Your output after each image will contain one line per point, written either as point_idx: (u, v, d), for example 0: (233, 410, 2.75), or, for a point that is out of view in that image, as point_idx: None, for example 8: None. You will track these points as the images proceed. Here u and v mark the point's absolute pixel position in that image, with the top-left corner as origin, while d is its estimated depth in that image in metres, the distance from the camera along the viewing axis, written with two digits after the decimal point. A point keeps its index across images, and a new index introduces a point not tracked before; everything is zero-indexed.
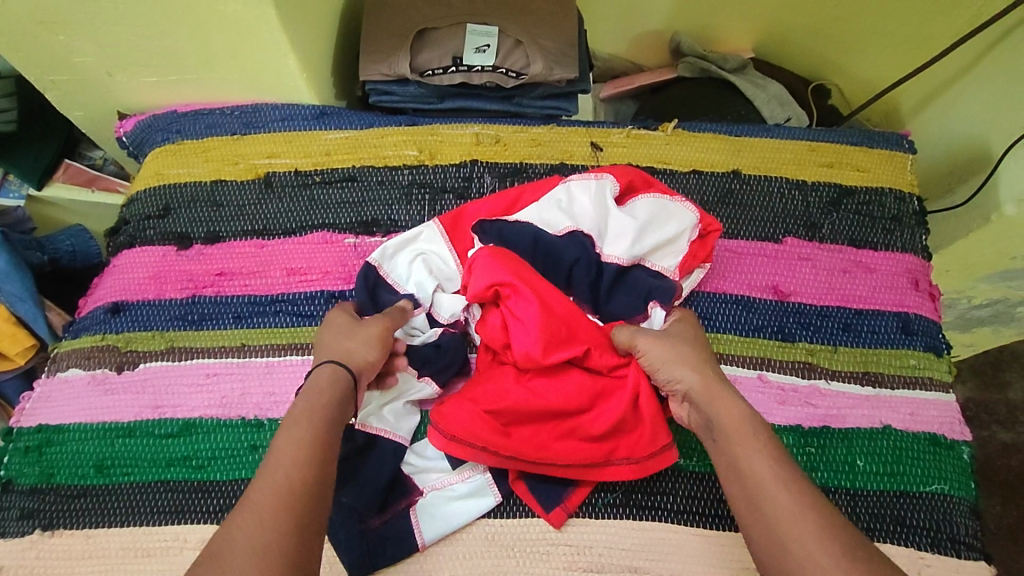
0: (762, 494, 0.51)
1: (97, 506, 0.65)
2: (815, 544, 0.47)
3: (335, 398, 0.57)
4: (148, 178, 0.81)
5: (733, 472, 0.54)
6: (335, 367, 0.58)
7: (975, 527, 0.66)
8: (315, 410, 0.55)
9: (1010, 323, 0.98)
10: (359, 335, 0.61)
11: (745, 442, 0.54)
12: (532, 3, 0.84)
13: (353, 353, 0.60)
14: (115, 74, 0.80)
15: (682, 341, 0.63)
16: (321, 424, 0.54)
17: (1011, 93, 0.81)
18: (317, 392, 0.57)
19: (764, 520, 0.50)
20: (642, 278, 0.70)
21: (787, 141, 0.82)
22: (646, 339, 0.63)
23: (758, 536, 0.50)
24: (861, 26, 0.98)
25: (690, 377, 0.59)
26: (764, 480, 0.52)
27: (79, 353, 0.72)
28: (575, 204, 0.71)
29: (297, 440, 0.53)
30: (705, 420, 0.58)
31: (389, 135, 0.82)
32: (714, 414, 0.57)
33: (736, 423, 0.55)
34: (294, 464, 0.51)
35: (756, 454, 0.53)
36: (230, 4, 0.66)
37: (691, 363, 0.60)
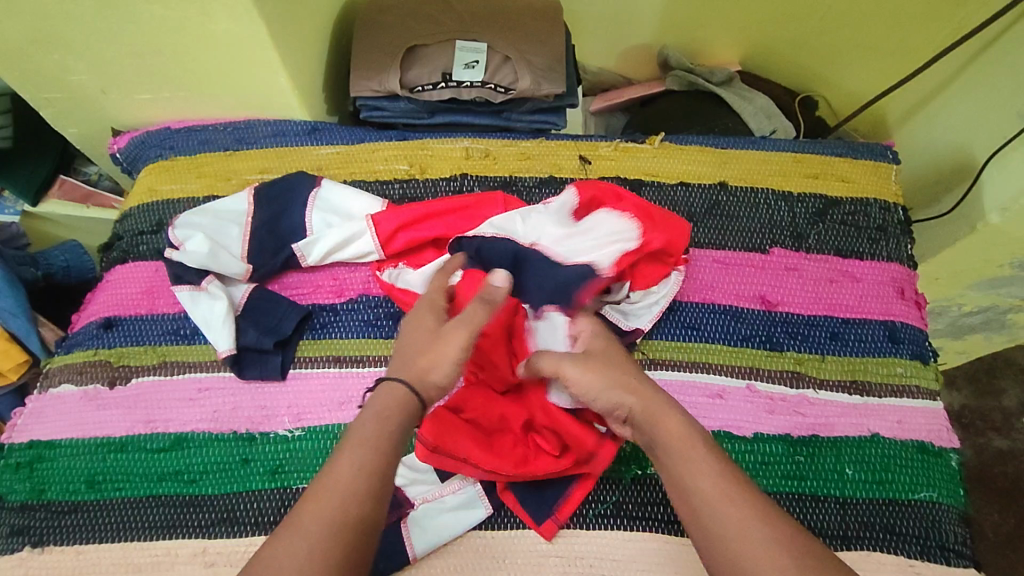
0: (710, 510, 0.50)
1: (87, 521, 0.65)
2: (766, 558, 0.47)
3: (399, 424, 0.54)
4: (141, 194, 0.82)
5: (678, 491, 0.53)
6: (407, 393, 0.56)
7: (964, 534, 0.66)
8: (380, 433, 0.53)
9: (1000, 330, 0.99)
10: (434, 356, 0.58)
11: (686, 458, 0.53)
12: (520, 18, 0.86)
13: (425, 376, 0.57)
14: (108, 92, 0.81)
15: (613, 365, 0.61)
16: (384, 453, 0.51)
17: (990, 103, 0.83)
18: (385, 414, 0.54)
19: (716, 535, 0.50)
20: (552, 275, 0.69)
21: (773, 153, 0.83)
22: (572, 368, 0.61)
23: (710, 551, 0.50)
24: (845, 40, 1.00)
25: (626, 400, 0.58)
26: (709, 493, 0.51)
27: (71, 369, 0.72)
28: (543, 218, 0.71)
29: (358, 464, 0.50)
30: (648, 439, 0.57)
31: (379, 150, 0.83)
32: (655, 433, 0.56)
33: (677, 439, 0.55)
34: (352, 492, 0.49)
35: (700, 471, 0.52)
36: (222, 23, 0.68)
37: (625, 386, 0.59)
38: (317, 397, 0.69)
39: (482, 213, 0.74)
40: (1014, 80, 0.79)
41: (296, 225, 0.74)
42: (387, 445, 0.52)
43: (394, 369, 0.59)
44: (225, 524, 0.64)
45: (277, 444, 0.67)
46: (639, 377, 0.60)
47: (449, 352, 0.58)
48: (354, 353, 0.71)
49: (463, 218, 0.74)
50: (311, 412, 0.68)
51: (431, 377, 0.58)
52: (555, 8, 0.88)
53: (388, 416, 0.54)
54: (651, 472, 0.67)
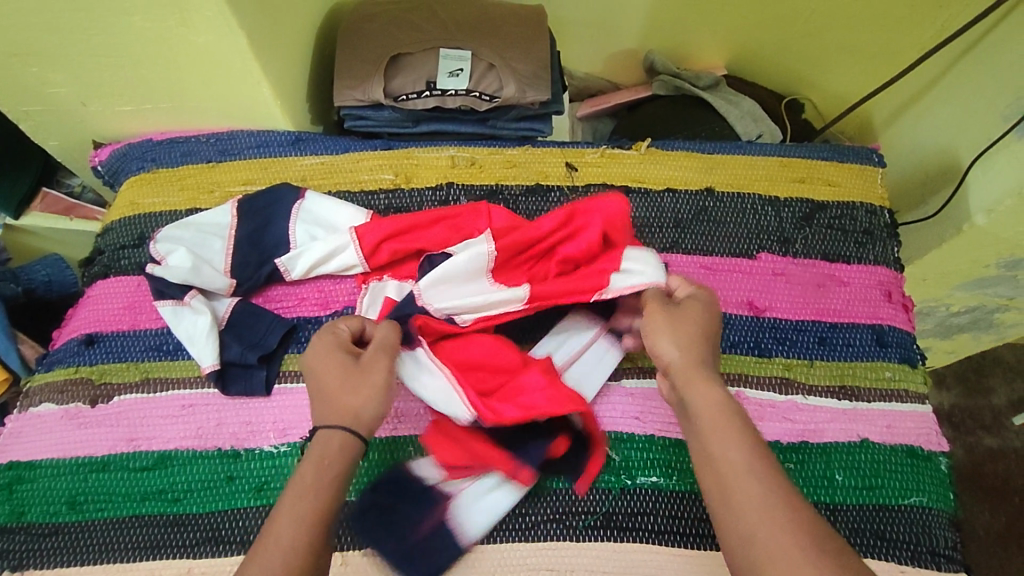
0: (736, 485, 0.50)
1: (69, 544, 0.64)
2: (784, 542, 0.47)
3: (338, 470, 0.53)
4: (123, 208, 0.81)
5: (707, 458, 0.53)
6: (347, 434, 0.55)
7: (954, 539, 0.66)
8: (321, 482, 0.52)
9: (989, 329, 0.99)
10: (365, 393, 0.56)
11: (719, 429, 0.54)
12: (504, 25, 0.85)
13: (358, 416, 0.56)
14: (88, 104, 0.80)
15: (693, 326, 0.60)
16: (324, 502, 0.51)
17: (974, 105, 0.83)
18: (326, 463, 0.53)
19: (738, 512, 0.49)
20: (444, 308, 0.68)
21: (759, 158, 0.83)
22: (654, 306, 0.62)
23: (727, 526, 0.50)
24: (830, 42, 1.00)
25: (675, 352, 0.58)
26: (739, 468, 0.51)
27: (52, 388, 0.71)
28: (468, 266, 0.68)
29: (296, 516, 0.50)
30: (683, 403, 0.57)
31: (364, 159, 0.82)
32: (694, 396, 0.56)
33: (715, 407, 0.55)
34: (294, 545, 0.49)
35: (734, 444, 0.52)
36: (202, 34, 0.67)
37: (680, 341, 0.59)
38: (303, 413, 0.68)
39: (467, 224, 0.72)
40: (997, 81, 0.80)
41: (281, 236, 0.73)
42: (327, 493, 0.52)
43: (316, 414, 0.56)
44: (210, 543, 0.63)
45: (262, 461, 0.66)
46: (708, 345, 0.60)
47: (377, 384, 0.57)
48: None
49: (448, 228, 0.72)
50: (296, 427, 0.68)
51: (365, 412, 0.56)
52: (539, 15, 0.87)
53: (327, 464, 0.53)
54: (639, 482, 0.66)
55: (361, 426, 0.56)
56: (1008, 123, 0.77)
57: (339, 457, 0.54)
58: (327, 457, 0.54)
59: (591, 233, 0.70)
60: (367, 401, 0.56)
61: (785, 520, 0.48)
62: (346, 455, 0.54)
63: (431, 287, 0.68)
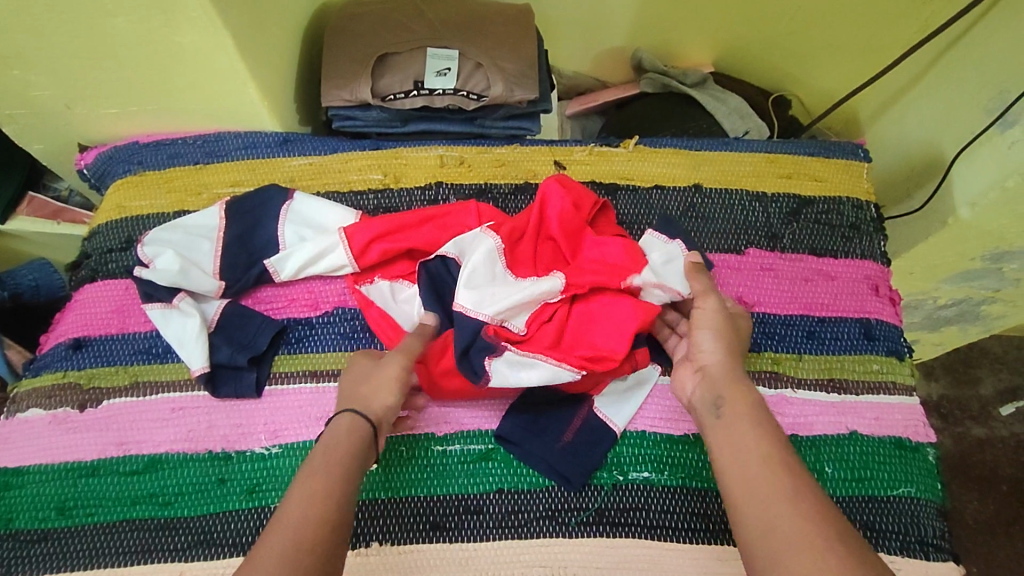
0: (763, 475, 0.53)
1: (58, 550, 0.63)
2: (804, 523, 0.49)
3: (345, 449, 0.57)
4: (109, 211, 0.81)
5: (737, 447, 0.57)
6: (354, 416, 0.59)
7: (942, 528, 0.67)
8: (331, 459, 0.56)
9: (975, 321, 1.00)
10: (375, 382, 0.62)
11: (745, 430, 0.58)
12: (491, 24, 0.85)
13: (365, 403, 0.61)
14: (73, 107, 0.79)
15: (734, 332, 0.66)
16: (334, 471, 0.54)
17: (958, 100, 0.84)
18: (335, 443, 0.57)
19: (760, 504, 0.52)
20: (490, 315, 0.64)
21: (746, 154, 0.84)
22: (711, 301, 0.66)
23: (752, 507, 0.52)
24: (815, 38, 1.00)
25: (715, 351, 0.64)
26: (768, 460, 0.54)
27: (39, 393, 0.70)
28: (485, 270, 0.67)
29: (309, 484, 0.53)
30: (714, 398, 0.62)
31: (353, 160, 0.82)
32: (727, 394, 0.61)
33: (745, 412, 0.59)
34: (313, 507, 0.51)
35: (765, 440, 0.56)
36: (187, 35, 0.67)
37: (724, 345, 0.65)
38: (294, 414, 0.68)
39: (456, 222, 0.73)
40: (979, 76, 0.80)
41: (270, 237, 0.73)
42: (336, 465, 0.55)
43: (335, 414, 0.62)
44: (201, 546, 0.63)
45: (253, 462, 0.66)
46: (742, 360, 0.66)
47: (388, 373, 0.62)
48: (331, 368, 0.70)
49: (437, 227, 0.72)
50: (287, 428, 0.67)
51: (373, 399, 0.61)
52: (526, 13, 0.87)
53: (335, 444, 0.57)
54: (632, 478, 0.67)
55: (371, 412, 0.60)
56: (990, 116, 0.77)
57: (347, 436, 0.58)
58: (338, 438, 0.58)
59: (552, 211, 0.71)
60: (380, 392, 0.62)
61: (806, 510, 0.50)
62: (353, 436, 0.58)
63: (476, 304, 0.64)
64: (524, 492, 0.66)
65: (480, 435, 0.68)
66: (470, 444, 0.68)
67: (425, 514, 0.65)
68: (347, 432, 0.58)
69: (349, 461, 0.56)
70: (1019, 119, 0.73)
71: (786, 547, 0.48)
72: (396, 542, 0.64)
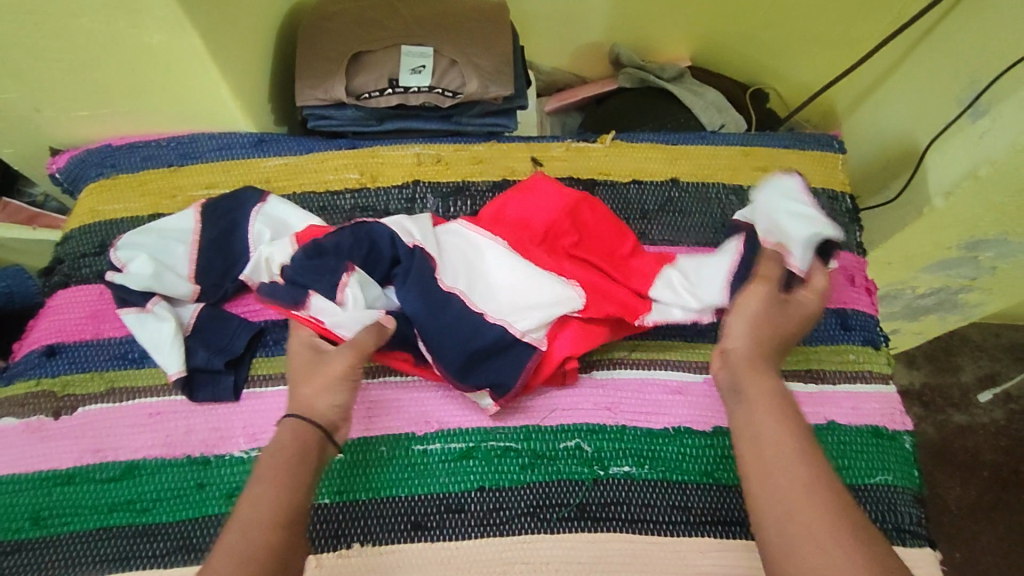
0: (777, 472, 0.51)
1: (34, 559, 0.62)
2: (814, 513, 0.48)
3: (292, 453, 0.56)
4: (83, 215, 0.80)
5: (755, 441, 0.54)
6: (301, 422, 0.58)
7: (919, 514, 0.68)
8: (275, 466, 0.54)
9: (953, 309, 1.02)
10: (321, 381, 0.61)
11: (769, 421, 0.55)
12: (466, 20, 0.85)
13: (312, 408, 0.59)
14: (42, 110, 0.78)
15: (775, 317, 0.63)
16: (281, 480, 0.53)
17: (930, 90, 0.85)
18: (280, 449, 0.56)
19: (775, 490, 0.50)
20: (441, 305, 0.65)
21: (722, 147, 0.84)
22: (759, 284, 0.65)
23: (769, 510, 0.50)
24: (790, 32, 1.01)
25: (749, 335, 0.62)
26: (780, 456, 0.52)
27: (14, 401, 0.69)
28: (496, 259, 0.69)
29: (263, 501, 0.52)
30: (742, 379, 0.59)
31: (329, 160, 0.82)
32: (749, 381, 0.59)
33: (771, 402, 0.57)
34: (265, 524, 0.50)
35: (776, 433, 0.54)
36: (155, 35, 0.66)
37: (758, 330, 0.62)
38: (271, 417, 0.68)
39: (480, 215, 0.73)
40: (950, 66, 0.81)
41: (243, 240, 0.73)
42: (282, 472, 0.54)
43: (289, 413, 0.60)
44: (180, 551, 0.63)
45: (231, 467, 0.66)
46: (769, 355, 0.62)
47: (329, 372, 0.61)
48: None
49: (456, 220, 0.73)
50: (266, 431, 0.67)
51: (319, 405, 0.60)
52: (501, 9, 0.87)
53: (278, 450, 0.56)
54: (612, 472, 0.67)
55: (318, 417, 0.59)
56: (961, 106, 0.79)
57: (293, 441, 0.57)
58: (281, 445, 0.57)
59: (557, 207, 0.72)
60: (324, 392, 0.60)
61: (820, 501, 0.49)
62: (300, 440, 0.57)
63: (457, 271, 0.67)
64: (505, 489, 0.66)
65: (460, 434, 0.68)
66: (450, 442, 0.68)
67: (406, 513, 0.65)
68: (294, 437, 0.57)
69: (303, 465, 0.55)
70: (990, 108, 0.74)
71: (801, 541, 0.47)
72: (377, 543, 0.64)
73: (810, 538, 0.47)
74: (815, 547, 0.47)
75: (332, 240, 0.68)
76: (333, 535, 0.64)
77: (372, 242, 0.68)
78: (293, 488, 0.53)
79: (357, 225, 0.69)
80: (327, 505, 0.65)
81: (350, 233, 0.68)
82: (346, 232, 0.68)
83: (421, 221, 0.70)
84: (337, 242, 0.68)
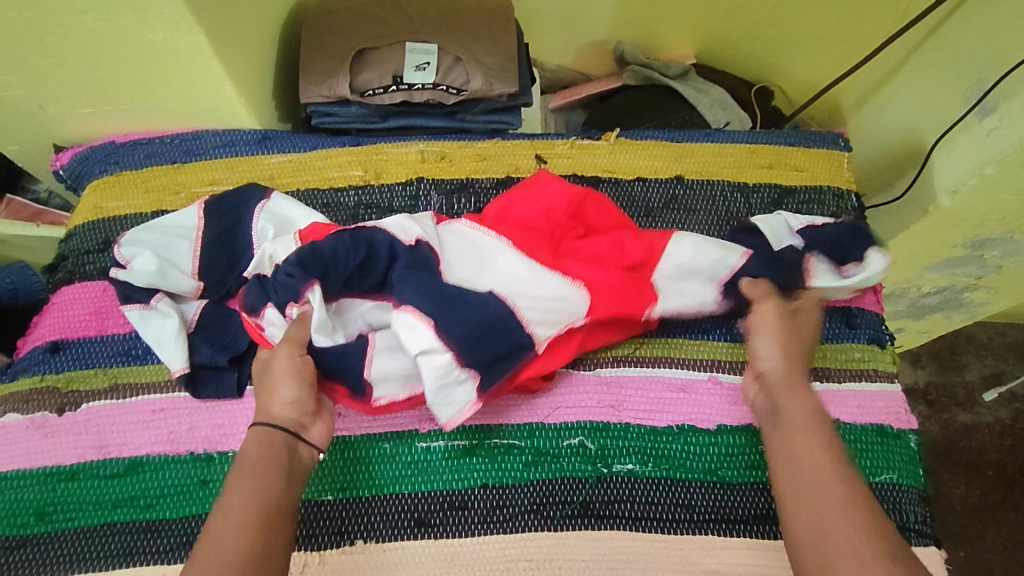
0: (816, 486, 0.54)
1: (38, 555, 0.63)
2: (848, 527, 0.51)
3: (255, 456, 0.56)
4: (86, 212, 0.80)
5: (789, 455, 0.57)
6: (258, 429, 0.59)
7: (925, 513, 0.68)
8: (242, 473, 0.55)
9: (959, 308, 1.01)
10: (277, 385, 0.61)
11: (805, 435, 0.58)
12: (470, 17, 0.85)
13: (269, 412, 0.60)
14: (46, 107, 0.78)
15: (795, 335, 0.67)
16: (251, 484, 0.54)
17: (937, 88, 0.84)
18: (244, 456, 0.57)
19: (811, 503, 0.53)
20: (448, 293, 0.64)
21: (727, 145, 0.84)
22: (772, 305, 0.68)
23: (800, 521, 0.53)
24: (794, 30, 1.01)
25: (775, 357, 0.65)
26: (819, 469, 0.55)
27: (18, 397, 0.69)
28: (501, 252, 0.68)
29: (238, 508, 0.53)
30: (773, 406, 0.62)
31: (333, 157, 0.81)
32: (784, 404, 0.62)
33: (807, 419, 0.59)
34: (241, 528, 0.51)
35: (815, 447, 0.57)
36: (159, 32, 0.66)
37: (784, 353, 0.65)
38: None
39: (487, 214, 0.72)
40: (957, 64, 0.81)
41: (246, 237, 0.73)
42: (252, 476, 0.55)
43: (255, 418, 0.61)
44: (184, 548, 0.63)
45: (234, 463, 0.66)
46: (795, 365, 0.65)
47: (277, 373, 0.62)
48: None
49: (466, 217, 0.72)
50: None
51: (276, 405, 0.60)
52: (504, 5, 0.87)
53: (243, 457, 0.57)
54: (616, 470, 0.67)
55: (275, 419, 0.60)
56: (967, 104, 0.78)
57: (256, 444, 0.58)
58: (247, 455, 0.57)
59: (562, 207, 0.72)
60: (278, 393, 0.61)
61: (850, 517, 0.51)
62: (263, 443, 0.58)
63: (462, 266, 0.67)
64: (508, 487, 0.66)
65: (463, 432, 0.68)
66: (453, 440, 0.67)
67: (409, 510, 0.65)
68: (256, 443, 0.58)
69: (268, 466, 0.56)
70: (996, 107, 0.73)
71: (841, 556, 0.50)
72: (381, 540, 0.64)
73: (844, 549, 0.50)
74: (853, 560, 0.49)
75: (329, 242, 0.65)
76: (337, 532, 0.64)
77: (370, 248, 0.66)
78: (269, 488, 0.54)
79: (357, 230, 0.67)
80: (330, 502, 0.65)
81: (349, 236, 0.66)
82: (345, 236, 0.66)
83: (423, 220, 0.70)
84: (334, 244, 0.65)
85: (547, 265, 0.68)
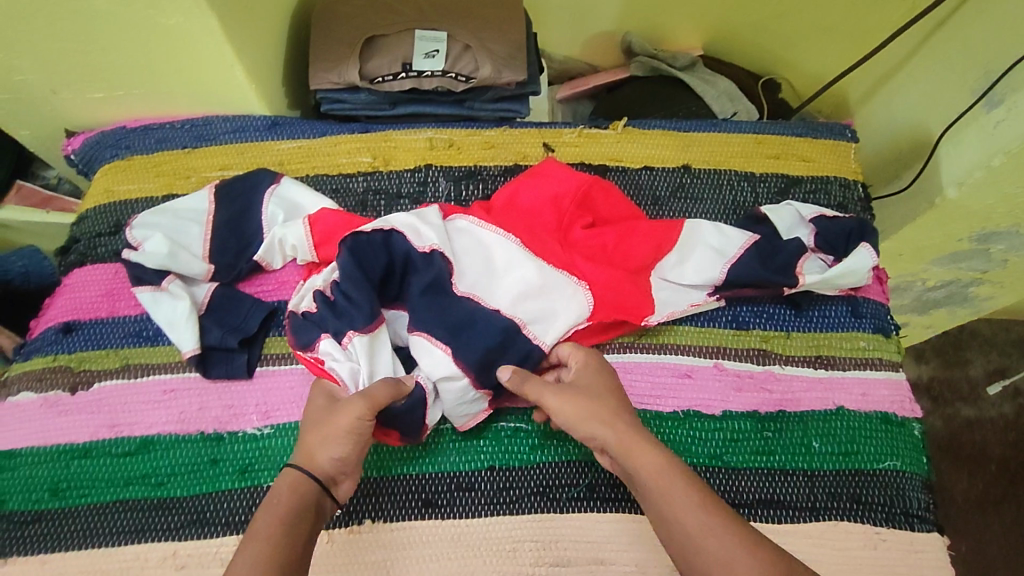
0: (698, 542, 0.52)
1: (52, 531, 0.64)
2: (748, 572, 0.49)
3: (287, 507, 0.53)
4: (98, 195, 0.80)
5: (668, 525, 0.54)
6: (297, 476, 0.56)
7: (928, 500, 0.68)
8: (274, 524, 0.52)
9: (964, 303, 1.01)
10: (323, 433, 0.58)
11: (675, 490, 0.54)
12: (479, 4, 0.85)
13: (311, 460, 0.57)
14: (58, 92, 0.79)
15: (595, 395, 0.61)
16: (280, 540, 0.51)
17: (945, 80, 0.84)
18: (277, 503, 0.54)
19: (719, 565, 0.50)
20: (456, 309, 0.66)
21: (735, 135, 0.84)
22: (554, 395, 0.61)
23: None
24: (803, 22, 1.01)
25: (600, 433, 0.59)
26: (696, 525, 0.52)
27: (30, 376, 0.70)
28: (507, 256, 0.68)
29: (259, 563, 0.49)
30: (627, 471, 0.58)
31: (342, 143, 0.82)
32: (632, 468, 0.57)
33: (664, 478, 0.55)
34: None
35: (686, 506, 0.53)
36: (171, 16, 0.66)
37: (601, 418, 0.59)
38: (286, 394, 0.69)
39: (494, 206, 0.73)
40: (966, 56, 0.81)
41: (257, 222, 0.73)
42: (279, 531, 0.52)
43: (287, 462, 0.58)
44: (194, 525, 0.63)
45: (245, 443, 0.67)
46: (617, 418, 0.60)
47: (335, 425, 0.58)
48: None
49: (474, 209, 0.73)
50: (280, 409, 0.68)
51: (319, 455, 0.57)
52: None
53: (275, 504, 0.54)
54: None
55: (316, 468, 0.57)
56: (975, 95, 0.78)
57: (290, 493, 0.54)
58: (279, 500, 0.54)
59: (569, 202, 0.72)
60: (324, 444, 0.58)
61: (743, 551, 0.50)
62: (297, 493, 0.55)
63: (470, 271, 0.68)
64: (515, 470, 0.66)
65: None
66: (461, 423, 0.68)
67: (417, 492, 0.65)
68: (290, 491, 0.55)
69: (298, 520, 0.53)
70: (1005, 98, 0.73)
71: None
72: (389, 519, 0.64)
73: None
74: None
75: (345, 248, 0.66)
76: (346, 511, 0.64)
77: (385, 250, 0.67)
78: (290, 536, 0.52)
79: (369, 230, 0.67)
80: None
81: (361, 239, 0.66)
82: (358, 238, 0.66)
83: (431, 218, 0.69)
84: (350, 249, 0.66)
85: (557, 263, 0.69)
